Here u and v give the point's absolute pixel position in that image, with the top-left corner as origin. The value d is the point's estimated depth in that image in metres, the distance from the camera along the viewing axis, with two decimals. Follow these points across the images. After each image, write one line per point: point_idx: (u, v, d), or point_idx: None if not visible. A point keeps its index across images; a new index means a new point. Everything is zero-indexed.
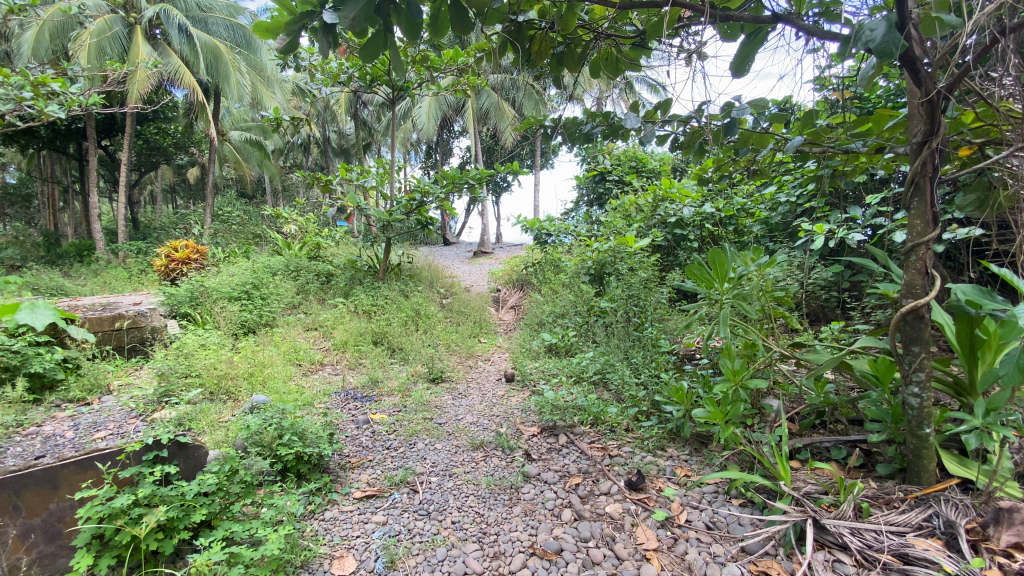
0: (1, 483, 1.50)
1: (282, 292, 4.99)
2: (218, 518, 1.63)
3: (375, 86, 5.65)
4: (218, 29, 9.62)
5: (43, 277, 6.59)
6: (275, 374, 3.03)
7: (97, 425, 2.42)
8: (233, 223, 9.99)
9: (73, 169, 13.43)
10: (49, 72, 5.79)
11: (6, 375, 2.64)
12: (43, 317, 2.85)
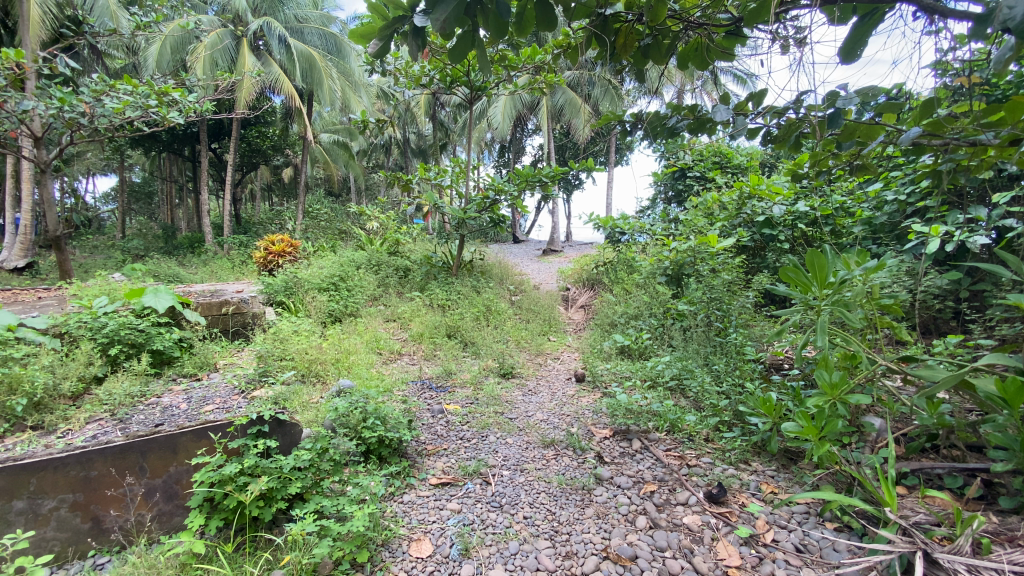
0: (132, 445, 1.71)
1: (365, 284, 5.28)
2: (310, 492, 1.74)
3: (454, 87, 5.81)
4: (313, 38, 10.33)
5: (162, 265, 7.42)
6: (359, 361, 3.22)
7: (207, 399, 2.69)
8: (322, 221, 10.72)
9: (189, 169, 15.00)
10: (171, 83, 6.51)
11: (134, 350, 2.98)
12: (164, 300, 3.22)
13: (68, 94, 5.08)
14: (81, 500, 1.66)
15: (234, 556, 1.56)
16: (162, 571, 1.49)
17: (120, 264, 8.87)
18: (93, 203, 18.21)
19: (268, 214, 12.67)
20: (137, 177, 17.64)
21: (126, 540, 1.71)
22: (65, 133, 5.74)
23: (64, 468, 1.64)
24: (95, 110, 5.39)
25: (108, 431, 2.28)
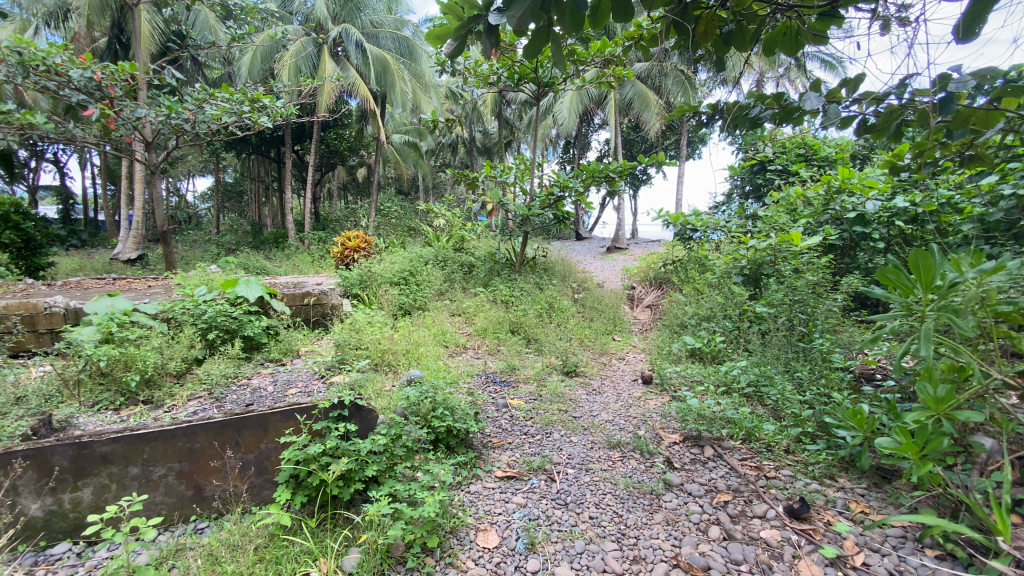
0: (229, 422, 1.86)
1: (432, 279, 5.44)
2: (384, 476, 1.83)
3: (522, 84, 5.82)
4: (387, 42, 10.79)
5: (251, 259, 8.05)
6: (427, 353, 3.32)
7: (290, 383, 2.88)
8: (393, 217, 11.18)
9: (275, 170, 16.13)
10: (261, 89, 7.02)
11: (229, 335, 3.26)
12: (255, 291, 3.49)
13: (174, 102, 5.61)
14: (186, 469, 1.84)
15: (317, 530, 1.68)
16: (254, 539, 1.62)
17: (214, 257, 9.72)
18: (193, 202, 20.08)
19: (344, 211, 13.36)
20: (230, 176, 19.19)
21: (223, 507, 1.88)
22: (172, 138, 6.37)
23: (172, 439, 1.81)
24: (196, 116, 5.93)
25: (206, 408, 2.51)
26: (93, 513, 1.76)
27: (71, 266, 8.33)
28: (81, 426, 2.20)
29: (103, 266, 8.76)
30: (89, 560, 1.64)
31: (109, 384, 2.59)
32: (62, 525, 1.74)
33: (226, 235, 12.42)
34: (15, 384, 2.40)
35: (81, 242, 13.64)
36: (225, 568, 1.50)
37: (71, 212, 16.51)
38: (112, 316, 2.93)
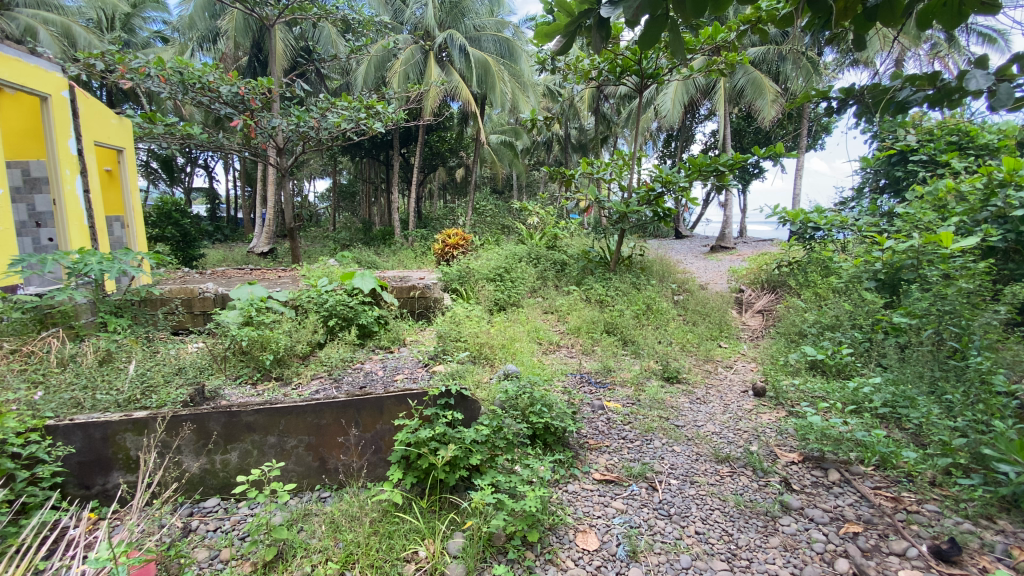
0: (351, 403, 2.03)
1: (526, 277, 5.50)
2: (485, 466, 1.90)
3: (623, 78, 5.65)
4: (488, 44, 11.11)
5: (363, 254, 8.72)
6: (522, 348, 3.37)
7: (397, 369, 3.08)
8: (489, 216, 11.47)
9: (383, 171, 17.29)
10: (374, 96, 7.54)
11: (346, 322, 3.56)
12: (368, 283, 3.78)
13: (303, 112, 6.23)
14: (313, 442, 2.04)
15: (425, 510, 1.81)
16: (369, 512, 1.78)
17: (331, 252, 10.67)
18: (313, 201, 22.18)
19: (445, 210, 13.95)
20: (344, 177, 20.90)
21: (344, 480, 2.07)
22: (299, 144, 7.07)
23: (303, 415, 2.02)
24: (320, 123, 6.52)
25: (326, 388, 2.76)
26: (236, 474, 2.01)
27: (217, 257, 9.59)
28: (227, 397, 2.53)
29: (241, 258, 9.98)
30: (234, 515, 1.88)
31: (248, 362, 2.94)
32: (213, 481, 2.01)
33: (341, 232, 13.56)
34: (178, 357, 2.81)
35: (224, 237, 15.63)
36: (345, 537, 1.66)
37: (217, 211, 19.02)
38: (251, 302, 3.31)
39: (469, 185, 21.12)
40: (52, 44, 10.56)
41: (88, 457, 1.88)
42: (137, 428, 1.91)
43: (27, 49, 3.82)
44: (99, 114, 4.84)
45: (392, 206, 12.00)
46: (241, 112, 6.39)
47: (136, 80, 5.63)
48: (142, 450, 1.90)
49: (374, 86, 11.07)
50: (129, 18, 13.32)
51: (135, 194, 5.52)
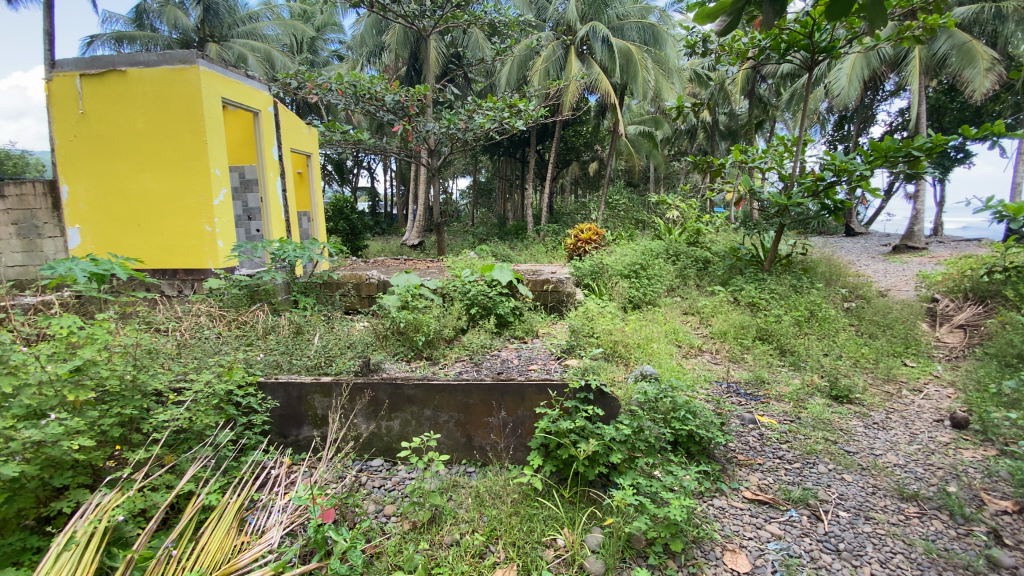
0: (496, 387, 2.15)
1: (664, 275, 5.25)
2: (624, 466, 1.87)
3: (787, 56, 5.04)
4: (632, 32, 10.76)
5: (499, 248, 9.08)
6: (661, 350, 3.22)
7: (532, 360, 3.16)
8: (621, 211, 11.17)
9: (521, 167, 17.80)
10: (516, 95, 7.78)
11: (486, 312, 3.76)
12: (506, 275, 3.93)
13: (453, 115, 6.68)
14: (461, 419, 2.21)
15: (565, 500, 1.85)
16: (511, 493, 1.88)
17: (471, 245, 11.31)
18: (454, 198, 23.70)
19: (577, 204, 13.91)
20: (482, 175, 21.97)
21: (488, 458, 2.21)
22: (448, 144, 7.58)
23: (454, 393, 2.19)
24: (468, 124, 6.93)
25: (468, 371, 2.95)
26: (397, 440, 2.26)
27: (375, 248, 10.76)
28: (386, 370, 2.85)
29: (396, 250, 11.08)
30: (395, 476, 2.12)
31: (403, 342, 3.25)
32: (379, 443, 2.28)
33: (480, 227, 14.31)
34: (349, 333, 3.23)
35: (382, 230, 17.48)
36: (489, 512, 1.79)
37: (375, 207, 21.30)
38: (407, 289, 3.66)
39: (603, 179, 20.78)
40: (258, 67, 12.68)
41: (287, 411, 2.27)
42: (323, 390, 2.24)
43: (246, 74, 4.67)
44: (294, 125, 5.74)
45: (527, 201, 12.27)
46: (400, 118, 7.06)
47: (320, 93, 6.55)
48: (326, 409, 2.23)
49: (516, 85, 11.40)
50: (312, 39, 15.74)
51: (318, 192, 6.46)
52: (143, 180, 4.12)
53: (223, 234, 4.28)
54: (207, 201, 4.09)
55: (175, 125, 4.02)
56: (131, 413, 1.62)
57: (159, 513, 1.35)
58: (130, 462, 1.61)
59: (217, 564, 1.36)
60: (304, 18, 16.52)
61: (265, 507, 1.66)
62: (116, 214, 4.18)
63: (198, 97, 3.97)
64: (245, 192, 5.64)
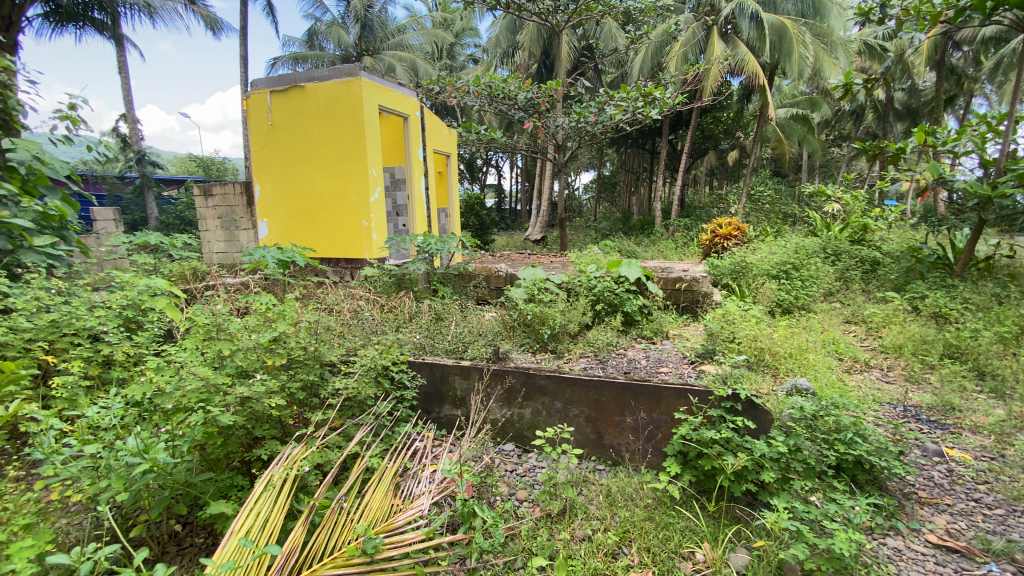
0: (631, 387, 2.11)
1: (821, 276, 4.65)
2: (776, 488, 1.76)
3: (997, 13, 4.10)
4: (788, 5, 9.65)
5: (626, 243, 8.84)
6: (816, 362, 2.87)
7: (662, 361, 3.02)
8: (766, 204, 10.13)
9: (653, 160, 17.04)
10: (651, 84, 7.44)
11: (613, 309, 3.68)
12: (635, 271, 3.80)
13: (584, 107, 6.61)
14: (593, 415, 2.22)
15: (706, 514, 1.78)
16: (644, 498, 1.86)
17: (595, 241, 11.15)
18: (580, 192, 23.55)
19: (713, 197, 12.96)
20: (609, 169, 21.47)
21: (617, 458, 2.20)
22: (577, 138, 7.53)
23: (586, 389, 2.20)
24: (599, 117, 6.79)
25: (593, 367, 2.90)
26: (529, 428, 2.35)
27: (502, 242, 11.16)
28: (517, 360, 2.95)
29: (520, 244, 11.38)
30: (526, 463, 2.21)
31: (530, 334, 3.31)
32: (511, 429, 2.39)
33: (605, 222, 14.03)
34: (481, 322, 3.39)
35: (505, 224, 18.08)
36: (622, 513, 1.79)
37: (503, 202, 22.04)
38: (534, 283, 3.72)
39: (744, 169, 19.02)
40: (405, 75, 13.84)
41: (432, 389, 2.47)
42: (463, 373, 2.41)
43: (399, 83, 5.13)
44: (437, 127, 6.17)
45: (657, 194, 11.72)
46: (531, 115, 7.20)
47: (459, 95, 6.92)
48: (466, 391, 2.39)
49: (650, 73, 10.92)
50: (450, 46, 16.80)
51: (456, 189, 6.88)
52: (316, 181, 4.76)
53: (378, 228, 4.76)
54: (365, 198, 4.59)
55: (341, 132, 4.56)
56: (311, 380, 1.91)
57: (332, 468, 1.52)
58: (311, 422, 1.89)
59: (377, 520, 1.47)
60: (445, 25, 17.58)
61: (414, 476, 1.79)
62: (295, 210, 4.90)
63: (360, 106, 4.45)
64: (395, 190, 6.22)
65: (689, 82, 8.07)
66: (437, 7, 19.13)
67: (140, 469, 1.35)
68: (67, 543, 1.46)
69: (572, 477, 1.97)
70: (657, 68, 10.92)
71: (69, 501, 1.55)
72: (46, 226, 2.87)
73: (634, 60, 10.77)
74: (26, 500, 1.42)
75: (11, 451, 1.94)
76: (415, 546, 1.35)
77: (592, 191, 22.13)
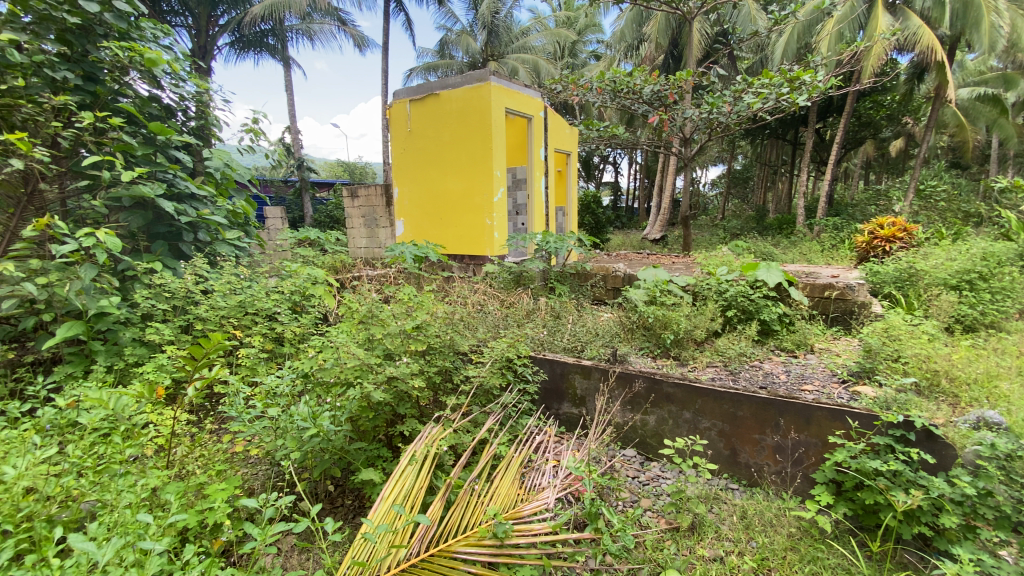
0: (774, 403, 2.00)
1: (1020, 289, 3.82)
2: (956, 535, 1.53)
3: None
4: None
5: (760, 244, 8.11)
6: (1013, 393, 2.36)
7: (805, 378, 2.72)
8: (942, 201, 8.60)
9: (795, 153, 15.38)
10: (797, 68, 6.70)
11: (747, 316, 3.39)
12: (775, 276, 3.45)
13: (717, 97, 6.15)
14: (726, 430, 2.12)
15: (863, 553, 1.60)
16: (787, 526, 1.73)
17: (721, 241, 10.40)
18: (706, 189, 22.13)
19: (870, 193, 11.33)
20: (741, 163, 19.86)
21: (755, 478, 2.08)
22: (708, 131, 7.06)
23: (721, 401, 2.11)
24: (734, 107, 6.28)
25: (722, 378, 2.70)
26: (653, 435, 2.30)
27: (619, 241, 10.91)
28: (636, 362, 2.86)
29: (638, 244, 11.01)
30: (649, 471, 2.16)
31: (650, 337, 3.18)
32: (633, 434, 2.36)
33: (735, 221, 13.02)
34: (599, 323, 3.34)
35: (622, 223, 17.63)
36: (759, 538, 1.67)
37: (622, 200, 21.51)
38: (656, 284, 3.56)
39: (912, 160, 16.32)
40: (527, 76, 14.14)
41: (551, 385, 2.54)
42: (583, 372, 2.44)
43: (525, 84, 5.23)
44: (559, 126, 6.20)
45: (799, 190, 10.54)
46: (656, 109, 6.90)
47: (581, 93, 6.87)
48: (586, 390, 2.42)
49: (795, 57, 9.86)
50: (573, 44, 16.76)
51: (575, 188, 6.87)
52: (446, 182, 5.08)
53: (499, 227, 4.91)
54: (489, 198, 4.76)
55: (470, 135, 4.78)
56: (444, 368, 2.06)
57: (467, 450, 1.62)
58: (445, 405, 2.03)
59: (506, 506, 1.54)
60: (568, 24, 17.61)
61: (539, 469, 1.83)
62: (427, 209, 5.28)
63: (488, 109, 4.62)
64: (516, 189, 6.39)
65: (844, 63, 7.12)
66: (561, 7, 19.20)
67: (307, 433, 1.57)
68: (250, 488, 1.75)
69: (701, 493, 1.88)
70: (804, 50, 9.81)
71: (248, 454, 1.84)
72: (234, 221, 3.46)
73: (776, 43, 9.81)
74: (218, 448, 1.72)
75: (209, 405, 2.38)
76: (544, 537, 1.38)
77: (720, 187, 20.63)
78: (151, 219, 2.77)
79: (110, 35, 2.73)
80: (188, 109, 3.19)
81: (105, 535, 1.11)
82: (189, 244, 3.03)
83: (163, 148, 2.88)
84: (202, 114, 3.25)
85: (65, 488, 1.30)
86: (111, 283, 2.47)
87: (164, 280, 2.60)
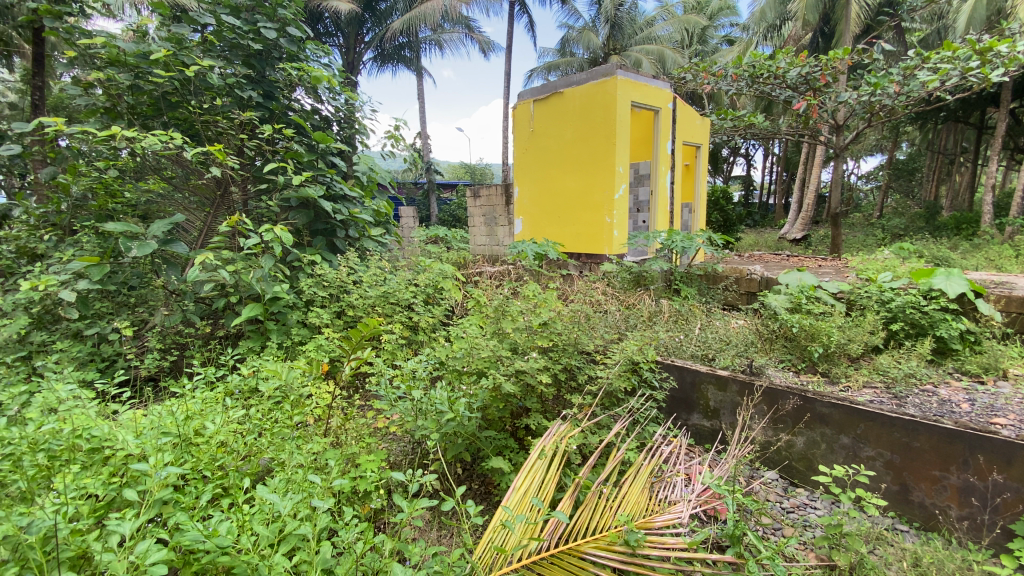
0: (964, 436, 1.72)
1: None
2: None
3: None
4: None
5: (932, 247, 6.90)
6: None
7: (996, 410, 2.26)
8: None
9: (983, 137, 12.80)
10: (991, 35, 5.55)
11: (917, 332, 2.90)
12: (958, 286, 2.91)
13: (880, 77, 5.33)
14: (897, 462, 1.88)
15: None
16: None
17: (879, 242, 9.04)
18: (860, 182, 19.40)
19: None
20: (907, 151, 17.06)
21: (932, 521, 1.82)
22: (868, 117, 6.17)
23: (891, 427, 1.88)
24: (904, 87, 5.39)
25: (884, 401, 2.35)
26: (801, 460, 2.11)
27: (751, 241, 10.04)
28: (773, 375, 2.62)
29: (773, 244, 10.01)
30: (794, 498, 1.99)
31: (793, 349, 2.87)
32: (778, 457, 2.18)
33: (897, 219, 11.25)
34: (732, 329, 3.10)
35: (754, 222, 16.18)
36: None
37: (755, 197, 19.74)
38: (801, 290, 3.21)
39: None
40: (651, 69, 13.57)
41: (681, 394, 2.44)
42: (719, 384, 2.30)
43: (653, 76, 5.04)
44: (690, 118, 5.87)
45: (987, 183, 8.77)
46: (802, 94, 6.20)
47: (714, 81, 6.42)
48: (721, 403, 2.29)
49: (984, 24, 8.25)
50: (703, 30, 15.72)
51: (705, 183, 6.46)
52: (567, 180, 5.08)
53: (620, 225, 4.78)
54: (610, 195, 4.66)
55: (594, 131, 4.72)
56: (567, 365, 2.07)
57: (596, 453, 1.61)
58: (568, 403, 2.04)
59: (637, 513, 1.52)
60: (698, 10, 16.58)
61: (669, 481, 1.77)
62: (547, 208, 5.33)
63: (614, 104, 4.52)
64: (638, 185, 6.20)
65: None
66: None
67: (442, 416, 1.69)
68: (390, 460, 1.94)
69: (862, 529, 1.66)
70: (998, 15, 8.17)
71: (387, 431, 2.03)
72: (379, 219, 3.82)
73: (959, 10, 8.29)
74: (364, 423, 1.92)
75: (356, 384, 2.67)
76: (678, 554, 1.33)
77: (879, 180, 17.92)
78: (313, 217, 3.17)
79: (283, 58, 3.17)
80: (343, 119, 3.59)
81: (284, 489, 1.31)
82: (343, 240, 3.42)
83: (323, 154, 3.28)
84: (353, 123, 3.64)
85: (248, 444, 1.56)
86: (283, 272, 2.88)
87: (323, 271, 2.97)
